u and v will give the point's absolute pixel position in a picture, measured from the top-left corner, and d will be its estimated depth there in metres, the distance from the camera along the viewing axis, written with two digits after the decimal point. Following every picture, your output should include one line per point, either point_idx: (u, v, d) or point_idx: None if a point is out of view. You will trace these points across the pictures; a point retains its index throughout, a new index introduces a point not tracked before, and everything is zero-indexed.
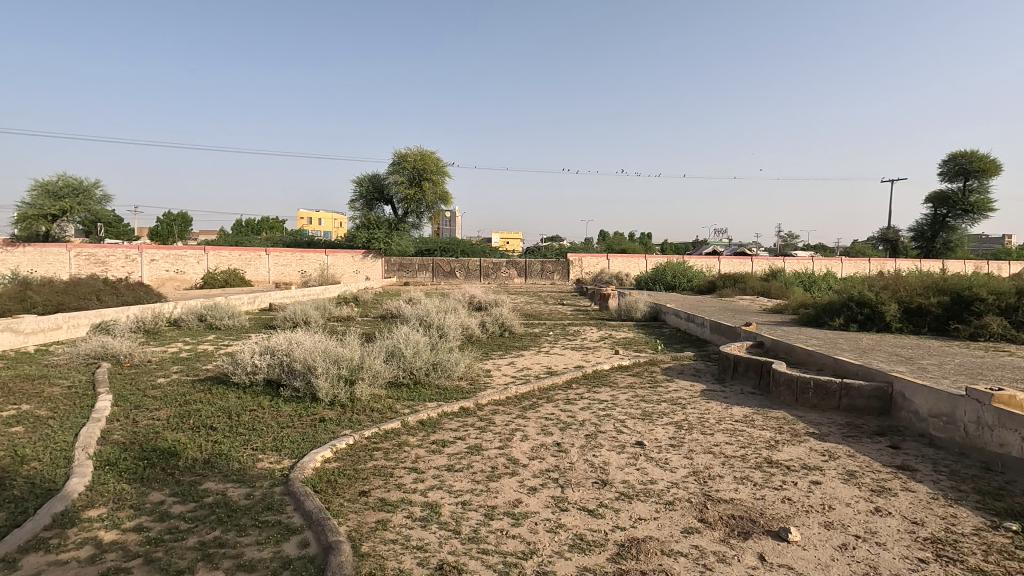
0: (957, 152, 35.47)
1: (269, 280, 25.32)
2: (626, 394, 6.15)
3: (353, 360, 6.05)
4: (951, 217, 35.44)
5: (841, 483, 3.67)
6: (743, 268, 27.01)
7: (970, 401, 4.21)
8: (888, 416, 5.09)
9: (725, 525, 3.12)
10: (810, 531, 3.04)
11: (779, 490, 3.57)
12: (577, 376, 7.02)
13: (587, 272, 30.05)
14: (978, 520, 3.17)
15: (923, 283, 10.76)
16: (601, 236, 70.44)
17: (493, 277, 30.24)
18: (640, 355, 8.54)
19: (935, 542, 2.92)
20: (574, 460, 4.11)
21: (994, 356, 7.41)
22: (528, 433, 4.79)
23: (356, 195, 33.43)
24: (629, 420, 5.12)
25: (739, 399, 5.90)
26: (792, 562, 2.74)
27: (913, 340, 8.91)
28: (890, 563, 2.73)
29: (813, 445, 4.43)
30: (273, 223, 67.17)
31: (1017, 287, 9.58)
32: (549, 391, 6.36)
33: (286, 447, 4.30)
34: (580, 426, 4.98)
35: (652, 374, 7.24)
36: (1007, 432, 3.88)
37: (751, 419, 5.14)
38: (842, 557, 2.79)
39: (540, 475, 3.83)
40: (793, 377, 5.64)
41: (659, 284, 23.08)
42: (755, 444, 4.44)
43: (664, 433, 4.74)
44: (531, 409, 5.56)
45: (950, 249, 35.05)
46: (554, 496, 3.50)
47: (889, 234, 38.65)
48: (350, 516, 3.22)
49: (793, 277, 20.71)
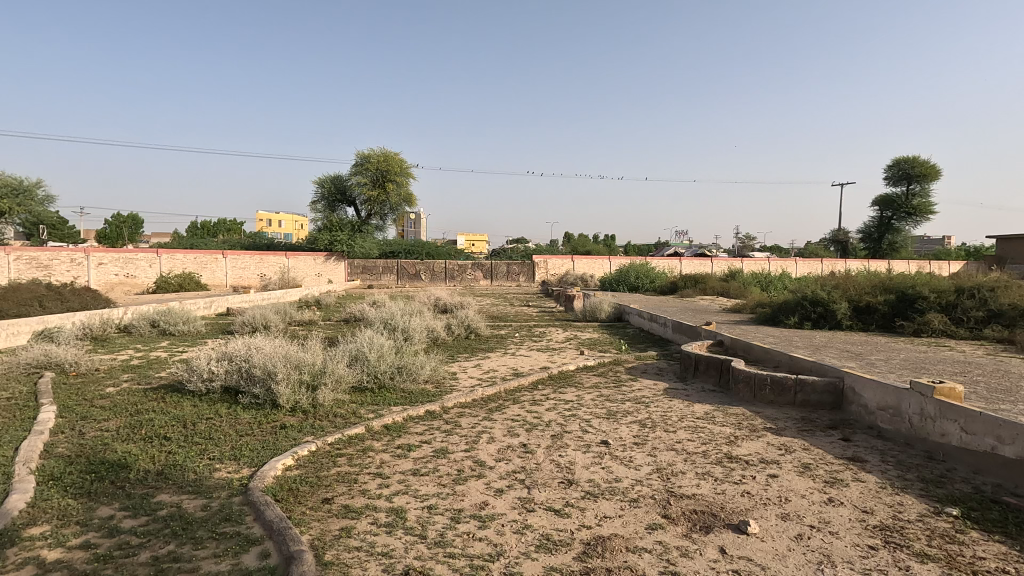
0: (901, 158, 37.29)
1: (227, 284, 24.52)
2: (591, 394, 6.22)
3: (316, 365, 5.93)
4: (895, 219, 37.24)
5: (797, 476, 3.81)
6: (704, 269, 27.72)
7: (915, 394, 4.42)
8: (840, 410, 5.30)
9: (687, 520, 3.19)
10: (768, 523, 3.14)
11: (738, 484, 3.67)
12: (543, 377, 7.06)
13: (552, 274, 30.29)
14: (922, 507, 3.34)
15: (870, 281, 11.26)
16: (566, 238, 71.09)
17: (458, 279, 30.11)
18: (604, 355, 8.65)
19: (883, 529, 3.06)
20: (541, 461, 4.13)
21: (935, 351, 7.82)
22: (495, 434, 4.79)
23: (318, 196, 32.75)
24: (595, 420, 5.19)
25: (700, 396, 6.04)
26: (751, 554, 2.82)
27: (862, 337, 9.32)
28: (842, 551, 2.84)
29: (770, 440, 4.58)
30: (230, 224, 65.17)
31: (956, 285, 10.15)
32: (515, 392, 6.37)
33: (246, 456, 4.17)
34: (546, 426, 5.01)
35: (616, 373, 7.35)
36: (947, 423, 4.10)
37: (711, 416, 5.28)
38: (798, 546, 2.89)
39: (507, 477, 3.84)
40: (751, 374, 5.82)
41: (623, 285, 23.44)
42: (715, 440, 4.56)
43: (628, 431, 4.82)
44: (497, 410, 5.55)
45: (896, 250, 36.84)
46: (521, 497, 3.51)
47: (839, 236, 40.34)
48: (313, 525, 3.15)
49: (751, 277, 21.39)
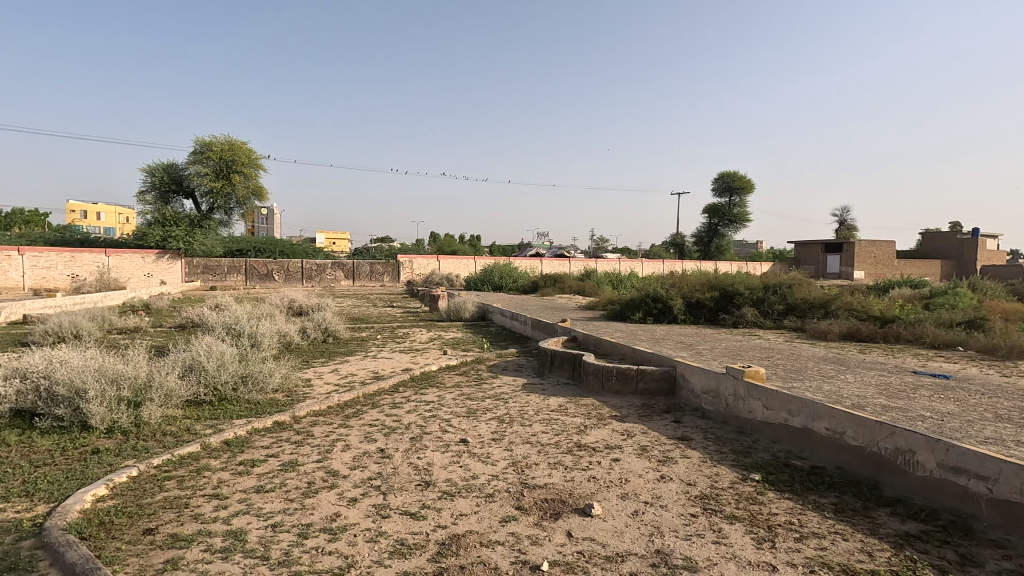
0: (726, 173, 42.83)
1: (23, 286, 20.51)
2: (452, 394, 6.25)
3: (139, 379, 5.20)
4: (721, 226, 42.65)
5: (636, 458, 4.19)
6: (562, 269, 29.30)
7: (729, 377, 5.11)
8: (673, 395, 5.94)
9: (539, 509, 3.35)
10: (609, 503, 3.42)
11: (585, 470, 3.94)
12: (404, 379, 6.94)
13: (417, 273, 29.90)
14: (733, 475, 3.86)
15: (699, 279, 12.78)
16: (432, 238, 70.60)
17: (317, 279, 28.44)
18: (467, 354, 8.75)
19: (703, 498, 3.49)
20: (398, 465, 4.06)
21: (748, 340, 9.11)
22: (350, 442, 4.60)
23: (146, 186, 28.78)
24: (454, 419, 5.22)
25: (555, 390, 6.38)
26: (594, 534, 3.04)
27: (693, 330, 10.54)
28: (669, 522, 3.18)
29: (615, 427, 4.98)
30: (28, 215, 54.64)
31: (763, 283, 11.94)
32: (374, 396, 6.18)
33: (42, 490, 3.53)
34: (405, 429, 4.93)
35: (478, 372, 7.48)
36: (753, 401, 4.80)
37: (564, 408, 5.60)
38: (634, 522, 3.18)
39: (362, 485, 3.71)
40: (599, 366, 6.28)
41: (487, 285, 23.90)
42: (567, 431, 4.85)
43: (487, 428, 4.92)
44: (354, 417, 5.34)
45: (721, 252, 42.22)
46: (376, 504, 3.41)
47: (677, 240, 45.17)
48: (130, 561, 2.76)
49: (603, 277, 23.08)
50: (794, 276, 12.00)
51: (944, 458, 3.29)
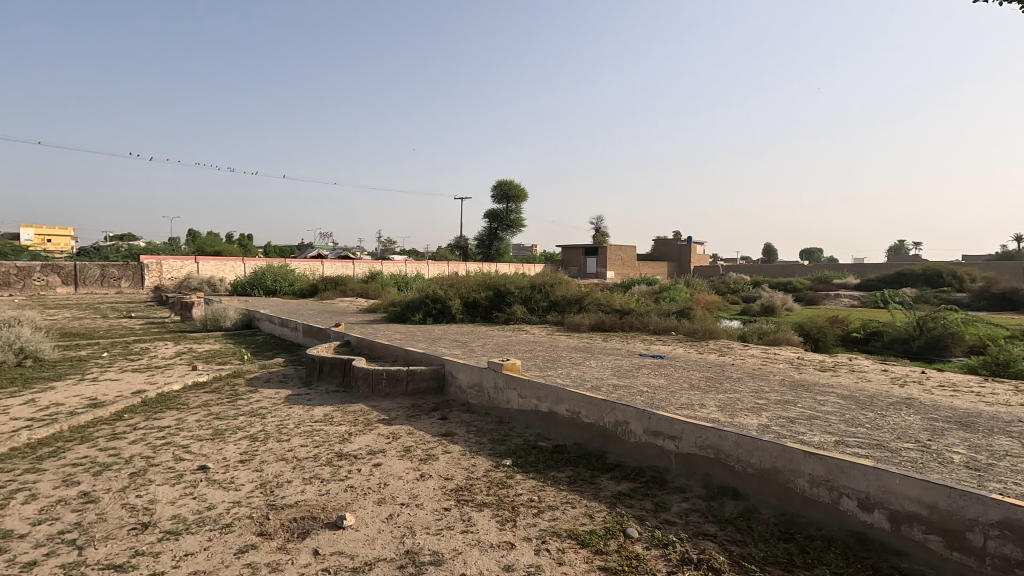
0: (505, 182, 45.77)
1: None
2: (196, 415, 5.44)
3: None
4: (500, 230, 45.72)
5: (398, 460, 4.17)
6: (346, 271, 28.09)
7: (490, 372, 5.44)
8: (442, 392, 6.09)
9: (285, 531, 3.09)
10: (364, 511, 3.32)
11: (343, 481, 3.78)
12: (133, 404, 5.81)
13: (168, 277, 25.56)
14: (488, 463, 4.11)
15: (476, 280, 13.46)
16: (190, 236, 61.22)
17: (17, 286, 22.26)
18: (222, 367, 7.73)
19: (457, 490, 3.63)
20: (108, 509, 3.35)
21: (516, 335, 9.90)
22: (39, 490, 3.65)
23: None
24: (194, 444, 4.54)
25: (322, 399, 6.02)
26: (343, 547, 2.92)
27: (468, 328, 11.06)
28: (423, 519, 3.22)
29: (381, 431, 4.89)
30: None
31: (531, 282, 13.12)
32: (86, 428, 5.03)
33: None
34: (125, 464, 4.11)
35: (233, 387, 6.66)
36: (510, 392, 5.19)
37: (329, 417, 5.31)
38: (388, 526, 3.14)
39: (47, 543, 2.96)
40: (369, 370, 6.11)
41: (258, 289, 21.56)
42: (328, 441, 4.59)
43: (234, 450, 4.39)
44: (50, 457, 4.26)
45: (501, 254, 45.29)
46: (65, 564, 2.75)
47: (461, 242, 47.00)
48: None
49: (387, 278, 22.77)
50: (556, 275, 13.44)
51: (647, 425, 3.98)
